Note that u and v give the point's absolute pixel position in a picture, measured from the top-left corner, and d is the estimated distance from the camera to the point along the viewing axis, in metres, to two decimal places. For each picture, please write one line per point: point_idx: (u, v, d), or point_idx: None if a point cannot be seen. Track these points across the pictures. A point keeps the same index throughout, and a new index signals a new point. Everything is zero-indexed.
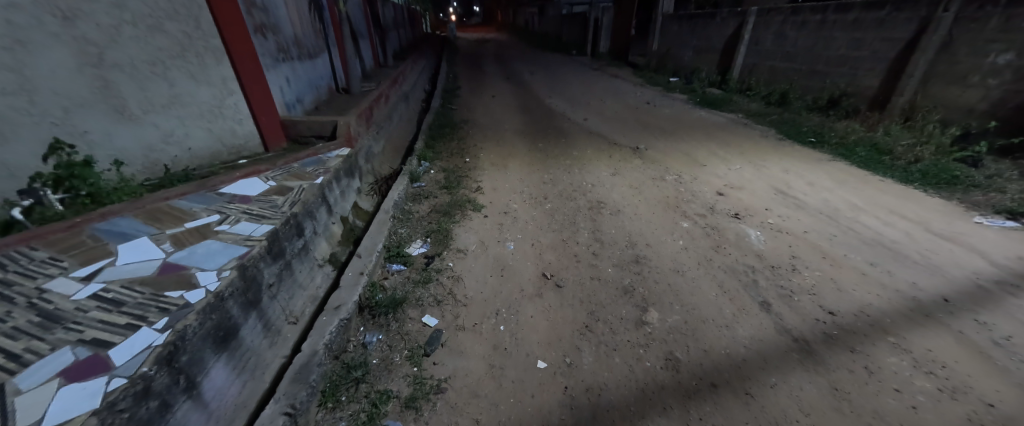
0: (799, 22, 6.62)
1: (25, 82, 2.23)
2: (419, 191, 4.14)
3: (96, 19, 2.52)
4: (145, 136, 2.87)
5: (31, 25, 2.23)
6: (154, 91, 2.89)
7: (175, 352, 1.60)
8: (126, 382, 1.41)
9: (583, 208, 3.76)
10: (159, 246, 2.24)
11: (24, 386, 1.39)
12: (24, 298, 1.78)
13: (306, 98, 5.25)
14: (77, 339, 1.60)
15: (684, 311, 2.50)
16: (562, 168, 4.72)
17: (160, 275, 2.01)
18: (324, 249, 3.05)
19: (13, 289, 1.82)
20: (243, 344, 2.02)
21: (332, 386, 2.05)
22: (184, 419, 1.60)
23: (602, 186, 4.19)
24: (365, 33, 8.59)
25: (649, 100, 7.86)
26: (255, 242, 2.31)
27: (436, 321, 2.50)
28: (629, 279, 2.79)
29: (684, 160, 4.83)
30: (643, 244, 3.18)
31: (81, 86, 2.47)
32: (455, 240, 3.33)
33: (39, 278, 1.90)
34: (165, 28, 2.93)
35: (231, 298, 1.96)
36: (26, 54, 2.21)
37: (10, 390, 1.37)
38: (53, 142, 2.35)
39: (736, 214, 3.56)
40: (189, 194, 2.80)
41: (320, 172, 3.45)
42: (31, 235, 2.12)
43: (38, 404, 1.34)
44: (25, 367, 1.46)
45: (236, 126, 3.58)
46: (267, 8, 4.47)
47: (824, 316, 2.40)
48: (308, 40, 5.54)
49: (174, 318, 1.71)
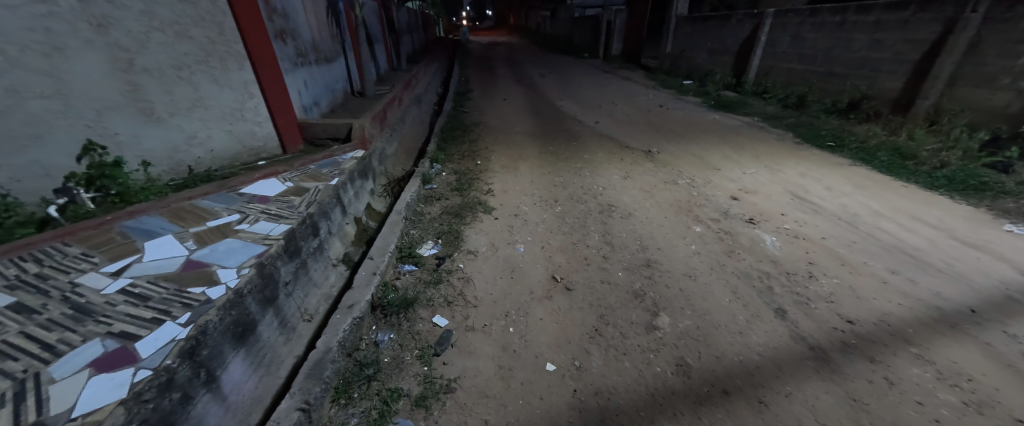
0: (817, 23, 6.51)
1: (61, 86, 2.34)
2: (431, 193, 4.19)
3: (127, 27, 2.64)
4: (170, 138, 2.98)
5: (68, 32, 2.35)
6: (180, 94, 3.01)
7: (197, 346, 1.67)
8: (151, 374, 1.48)
9: (593, 211, 3.76)
10: (182, 244, 2.32)
11: (58, 375, 1.46)
12: (58, 292, 1.87)
13: (323, 102, 5.39)
14: (107, 331, 1.68)
15: (695, 316, 2.48)
16: (572, 171, 4.72)
17: (183, 272, 2.08)
18: (338, 249, 3.13)
19: (47, 283, 1.91)
20: (260, 340, 2.09)
21: (345, 383, 2.11)
22: (203, 411, 1.67)
23: (613, 189, 4.18)
24: (380, 37, 8.73)
25: (661, 102, 7.79)
26: (273, 241, 2.38)
27: (446, 322, 2.54)
28: (639, 283, 2.78)
29: (697, 163, 4.77)
30: (654, 248, 3.16)
31: (113, 90, 2.59)
32: (466, 242, 3.37)
33: (72, 273, 1.99)
34: (191, 34, 3.04)
35: (250, 295, 2.03)
36: (61, 59, 2.33)
37: (45, 379, 1.44)
38: (87, 144, 2.47)
39: (751, 219, 3.51)
40: (210, 193, 2.89)
41: (334, 173, 3.53)
42: (65, 233, 2.23)
43: (69, 393, 1.40)
44: (59, 356, 1.54)
45: (255, 128, 3.69)
46: (286, 14, 4.61)
47: (842, 325, 2.35)
48: (325, 44, 5.68)
49: (196, 313, 1.78)
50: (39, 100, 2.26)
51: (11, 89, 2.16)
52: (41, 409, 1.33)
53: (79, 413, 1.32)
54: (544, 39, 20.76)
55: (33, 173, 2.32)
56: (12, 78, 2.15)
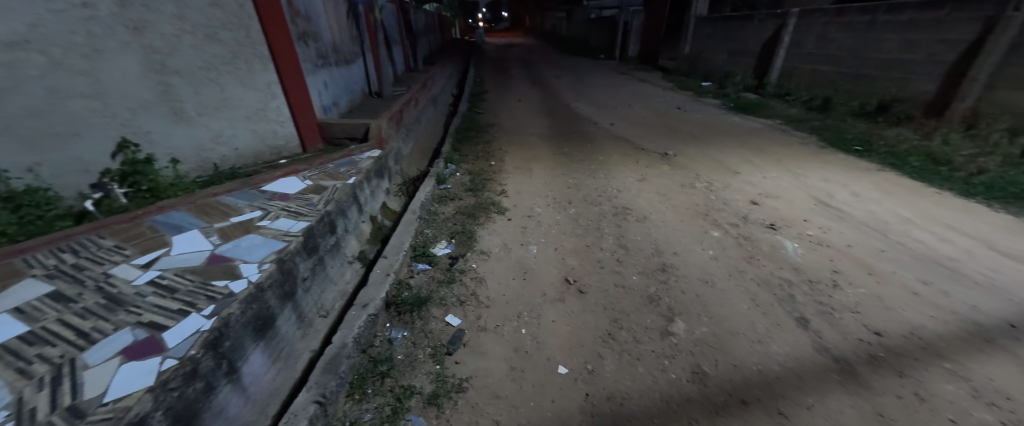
0: (845, 23, 6.33)
1: (99, 87, 2.46)
2: (446, 193, 4.23)
3: (160, 30, 2.75)
4: (198, 136, 3.09)
5: (106, 35, 2.46)
6: (208, 94, 3.12)
7: (220, 337, 1.73)
8: (177, 363, 1.54)
9: (608, 214, 3.74)
10: (208, 239, 2.41)
11: (91, 361, 1.53)
12: (93, 281, 1.96)
13: (342, 102, 5.50)
14: (137, 321, 1.75)
15: (712, 323, 2.44)
16: (587, 173, 4.70)
17: (208, 265, 2.16)
18: (354, 246, 3.19)
19: (83, 272, 2.01)
20: (279, 334, 2.15)
21: (360, 379, 2.15)
22: (225, 400, 1.73)
23: (628, 192, 4.15)
24: (398, 39, 8.86)
25: (679, 104, 7.68)
26: (293, 237, 2.45)
27: (459, 321, 2.56)
28: (654, 288, 2.75)
29: (715, 167, 4.68)
30: (669, 252, 3.12)
31: (146, 90, 2.70)
32: (479, 242, 3.39)
33: (105, 264, 2.08)
34: (219, 36, 3.15)
35: (270, 289, 2.09)
36: (101, 61, 2.45)
37: (79, 365, 1.51)
38: (122, 141, 2.58)
39: (771, 225, 3.43)
40: (234, 190, 2.99)
41: (352, 172, 3.60)
42: (99, 225, 2.33)
43: (102, 379, 1.47)
44: (93, 343, 1.62)
45: (278, 128, 3.79)
46: (308, 17, 4.73)
47: (869, 337, 2.27)
48: (345, 46, 5.79)
49: (220, 305, 1.85)
50: (80, 99, 2.38)
51: (55, 90, 2.27)
52: (75, 393, 1.39)
53: (110, 398, 1.38)
54: (561, 39, 20.72)
55: (73, 169, 2.44)
56: (56, 80, 2.26)
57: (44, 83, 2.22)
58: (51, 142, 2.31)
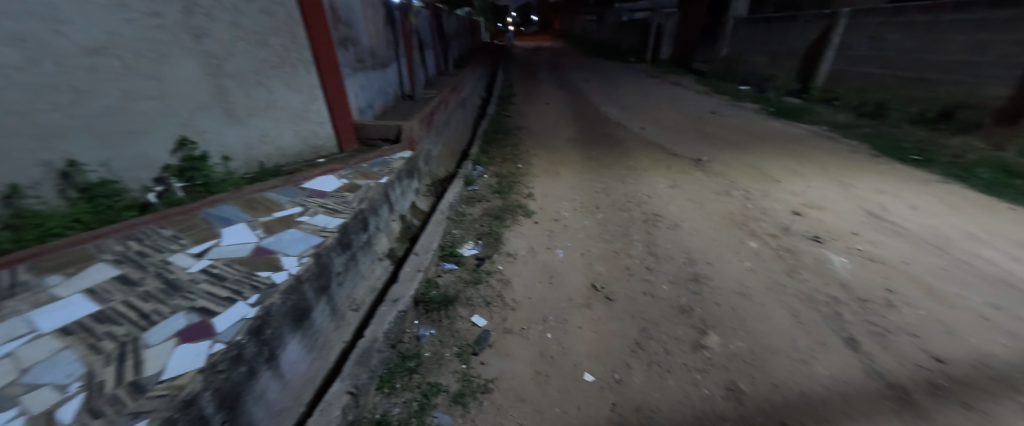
0: (905, 24, 6.00)
1: (164, 89, 2.66)
2: (473, 194, 4.30)
3: (217, 37, 2.96)
4: (246, 136, 3.29)
5: (171, 42, 2.67)
6: (256, 96, 3.31)
7: (263, 325, 1.84)
8: (225, 347, 1.64)
9: (637, 220, 3.68)
10: (253, 232, 2.55)
11: (151, 341, 1.66)
12: (153, 267, 2.12)
13: (376, 104, 5.68)
14: (190, 306, 1.88)
15: (749, 338, 2.35)
16: (616, 178, 4.64)
17: (254, 257, 2.29)
18: (384, 244, 3.29)
19: (146, 259, 2.17)
20: (314, 325, 2.25)
21: (388, 373, 2.23)
22: (265, 385, 1.84)
23: (658, 198, 4.07)
24: (430, 43, 9.08)
25: (714, 109, 7.46)
26: (330, 233, 2.56)
27: (485, 322, 2.59)
28: (686, 298, 2.69)
29: (753, 174, 4.52)
30: (703, 262, 3.04)
31: (204, 93, 2.90)
32: (505, 244, 3.42)
33: (165, 252, 2.24)
34: (269, 42, 3.35)
35: (308, 282, 2.20)
36: (166, 66, 2.65)
37: (141, 343, 1.63)
38: (182, 140, 2.81)
39: (815, 237, 3.28)
40: (277, 187, 3.15)
41: (385, 172, 3.73)
42: (160, 216, 2.48)
43: (160, 358, 1.58)
44: (153, 324, 1.75)
45: (317, 128, 3.98)
46: (348, 23, 4.94)
47: (930, 363, 2.13)
48: (381, 50, 6.00)
49: (264, 294, 1.95)
50: (147, 100, 2.58)
51: (126, 93, 2.46)
52: (137, 369, 1.51)
53: (167, 376, 1.49)
54: (591, 42, 20.60)
55: (140, 165, 2.62)
56: (126, 83, 2.45)
57: (120, 87, 2.42)
58: (118, 140, 2.47)
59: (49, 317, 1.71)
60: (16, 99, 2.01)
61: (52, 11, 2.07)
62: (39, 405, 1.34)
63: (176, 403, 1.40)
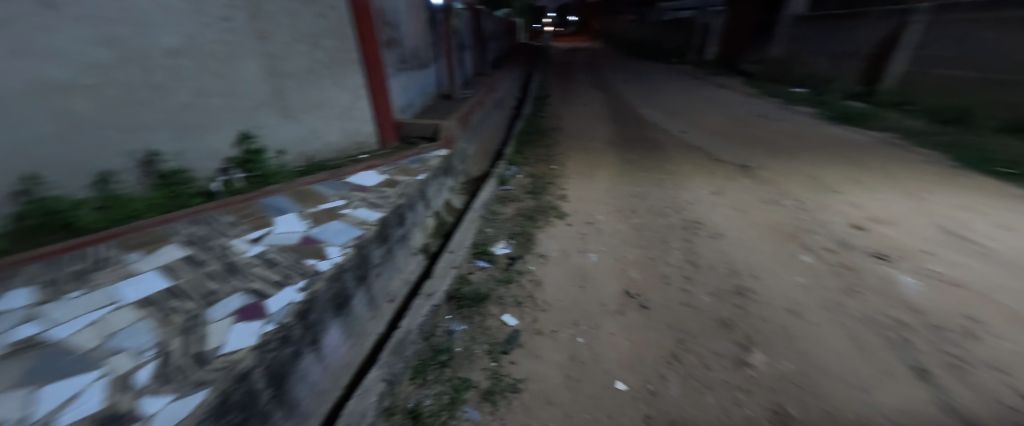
0: (997, 20, 5.36)
1: (230, 87, 2.89)
2: (506, 194, 4.32)
3: (277, 39, 3.18)
4: (299, 132, 3.48)
5: (238, 44, 2.90)
6: (309, 95, 3.52)
7: (308, 309, 1.95)
8: (276, 328, 1.74)
9: (675, 227, 3.56)
10: (301, 222, 2.68)
11: (213, 317, 1.78)
12: (216, 248, 2.27)
13: (417, 104, 5.82)
14: (246, 288, 2.00)
15: (799, 359, 2.21)
16: (653, 182, 4.51)
17: (302, 245, 2.41)
18: (419, 239, 3.37)
19: (210, 240, 2.31)
20: (353, 313, 2.34)
21: (421, 365, 2.27)
22: (307, 367, 1.93)
23: (699, 205, 3.91)
24: (469, 44, 9.23)
25: (763, 113, 7.08)
26: (369, 226, 2.65)
27: (516, 322, 2.59)
28: (728, 312, 2.56)
29: (807, 183, 4.25)
30: (748, 275, 2.89)
31: (263, 91, 3.12)
32: (537, 245, 3.40)
33: (227, 236, 2.39)
34: (321, 44, 3.56)
35: (348, 271, 2.30)
36: (232, 66, 2.88)
37: (205, 319, 1.76)
38: (245, 135, 3.02)
39: (880, 254, 3.03)
40: (325, 181, 3.28)
41: (422, 169, 3.81)
42: (222, 204, 2.62)
43: (220, 334, 1.69)
44: (215, 302, 1.88)
45: (361, 126, 4.14)
46: (393, 25, 5.14)
47: (1016, 402, 1.90)
48: (423, 51, 6.17)
49: (309, 281, 2.05)
50: (215, 97, 2.81)
51: (199, 89, 2.70)
52: (201, 343, 1.62)
53: (227, 351, 1.60)
54: (631, 42, 20.17)
55: (208, 156, 2.84)
56: (198, 81, 2.68)
57: (193, 85, 2.66)
58: (188, 133, 2.69)
59: (129, 290, 1.84)
60: (108, 94, 2.26)
61: (140, 16, 2.33)
62: (121, 368, 1.46)
63: (230, 376, 1.50)
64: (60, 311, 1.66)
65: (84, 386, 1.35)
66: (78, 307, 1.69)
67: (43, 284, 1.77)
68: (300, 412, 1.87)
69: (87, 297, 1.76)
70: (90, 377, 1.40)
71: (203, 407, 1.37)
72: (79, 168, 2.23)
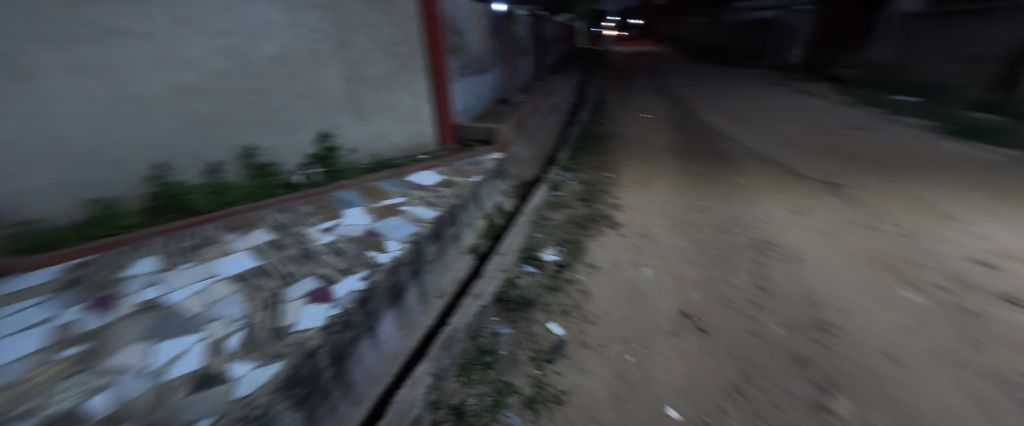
0: None
1: (315, 91, 3.18)
2: (557, 200, 4.20)
3: (355, 46, 3.43)
4: (367, 132, 3.69)
5: (323, 53, 3.19)
6: (380, 98, 3.73)
7: (369, 298, 1.99)
8: (341, 313, 1.82)
9: (743, 246, 3.24)
10: (365, 215, 2.78)
11: (291, 296, 1.93)
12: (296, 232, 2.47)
13: (475, 107, 5.91)
14: (314, 273, 2.12)
15: (893, 410, 1.86)
16: (718, 196, 4.17)
17: (366, 237, 2.50)
18: (469, 239, 3.35)
19: (293, 229, 2.49)
20: (406, 306, 2.36)
21: (467, 363, 2.23)
22: (363, 352, 1.94)
23: (773, 224, 3.54)
24: (529, 50, 9.29)
25: (856, 123, 6.32)
26: (426, 224, 2.71)
27: (562, 331, 2.48)
28: (804, 346, 2.25)
29: (914, 207, 3.68)
30: (831, 306, 2.53)
31: (340, 93, 3.37)
32: (587, 254, 3.26)
33: (302, 225, 2.55)
34: (393, 51, 3.78)
35: (406, 265, 2.34)
36: (317, 72, 3.17)
37: (284, 297, 1.92)
38: (323, 134, 3.29)
39: (1010, 297, 2.52)
40: (388, 178, 3.38)
41: (477, 171, 3.84)
42: (304, 196, 2.83)
43: (294, 313, 1.82)
44: (294, 282, 2.04)
45: (421, 128, 4.26)
46: (460, 31, 5.30)
47: None
48: (485, 56, 6.30)
49: (371, 272, 2.13)
50: (303, 101, 3.11)
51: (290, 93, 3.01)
52: (279, 319, 1.77)
53: (298, 329, 1.71)
54: (701, 45, 19.16)
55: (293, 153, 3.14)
56: (289, 84, 2.99)
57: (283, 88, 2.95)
58: (281, 130, 3.01)
59: (226, 266, 2.07)
60: (217, 95, 2.60)
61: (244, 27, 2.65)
62: (217, 333, 1.66)
63: (298, 353, 1.57)
64: (174, 278, 1.92)
65: (190, 346, 1.57)
66: (188, 276, 1.95)
67: (165, 254, 2.07)
68: (356, 393, 1.89)
69: (198, 269, 2.01)
70: (194, 338, 1.61)
71: (273, 381, 1.44)
72: (197, 160, 2.60)
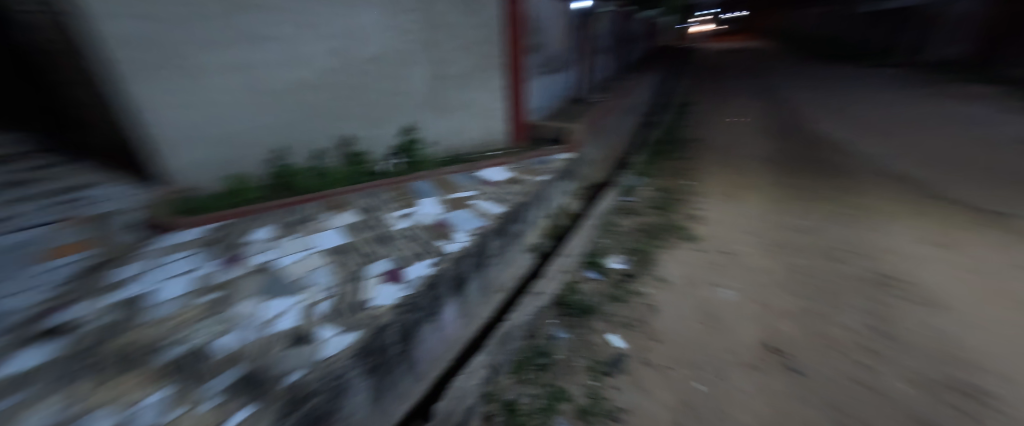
0: None
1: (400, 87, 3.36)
2: (627, 206, 3.95)
3: (438, 43, 3.53)
4: (441, 127, 3.81)
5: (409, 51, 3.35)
6: (456, 95, 3.84)
7: (437, 283, 2.10)
8: (412, 294, 1.95)
9: (856, 278, 2.73)
10: (436, 206, 2.88)
11: (371, 272, 2.12)
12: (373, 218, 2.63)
13: (549, 106, 5.83)
14: (388, 255, 2.28)
15: None
16: (830, 216, 3.60)
17: (434, 226, 2.61)
18: (531, 238, 3.26)
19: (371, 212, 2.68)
20: (468, 297, 2.41)
21: (521, 362, 2.17)
22: (424, 337, 2.00)
23: (905, 257, 2.94)
24: (610, 48, 8.95)
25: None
26: (493, 218, 2.77)
27: (623, 344, 2.29)
28: (936, 411, 1.78)
29: None
30: (980, 366, 2.00)
31: (420, 89, 3.52)
32: (657, 267, 2.99)
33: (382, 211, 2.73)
34: (473, 49, 3.83)
35: (473, 257, 2.40)
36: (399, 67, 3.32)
37: (364, 272, 2.11)
38: (406, 127, 3.49)
39: None
40: (460, 172, 3.42)
41: (546, 171, 3.79)
42: (388, 184, 2.99)
43: (372, 289, 1.98)
44: (374, 260, 2.23)
45: (492, 125, 4.27)
46: (540, 29, 5.24)
47: None
48: (563, 54, 6.17)
49: (439, 259, 2.24)
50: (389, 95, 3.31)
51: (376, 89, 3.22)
52: (360, 293, 1.96)
53: (376, 304, 1.87)
54: (813, 40, 16.90)
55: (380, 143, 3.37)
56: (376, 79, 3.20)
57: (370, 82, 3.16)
58: (370, 121, 3.25)
59: (322, 239, 2.34)
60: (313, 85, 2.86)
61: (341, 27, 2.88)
62: (312, 298, 1.91)
63: (372, 327, 1.73)
64: (285, 245, 2.24)
65: (290, 306, 1.84)
66: (296, 245, 2.26)
67: (280, 224, 2.40)
68: (418, 370, 1.98)
69: (302, 240, 2.30)
70: (294, 299, 1.88)
71: (351, 348, 1.62)
72: (304, 146, 2.95)
